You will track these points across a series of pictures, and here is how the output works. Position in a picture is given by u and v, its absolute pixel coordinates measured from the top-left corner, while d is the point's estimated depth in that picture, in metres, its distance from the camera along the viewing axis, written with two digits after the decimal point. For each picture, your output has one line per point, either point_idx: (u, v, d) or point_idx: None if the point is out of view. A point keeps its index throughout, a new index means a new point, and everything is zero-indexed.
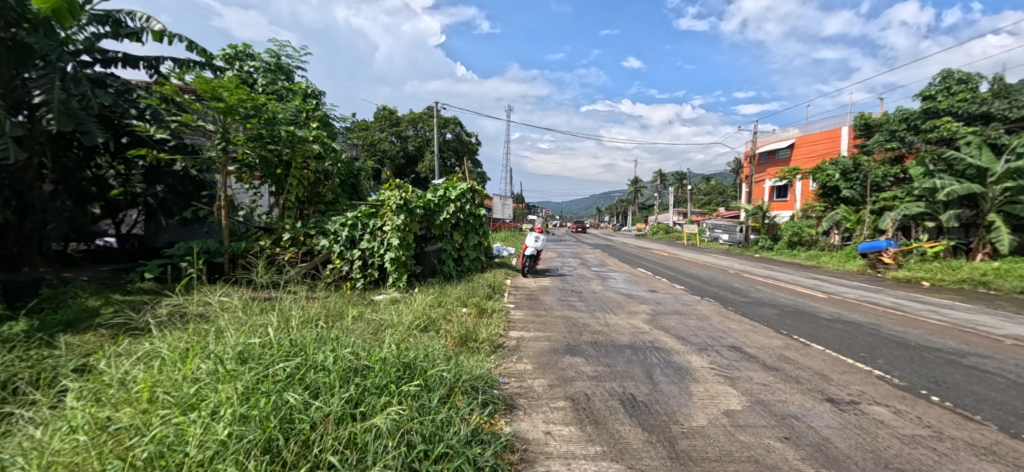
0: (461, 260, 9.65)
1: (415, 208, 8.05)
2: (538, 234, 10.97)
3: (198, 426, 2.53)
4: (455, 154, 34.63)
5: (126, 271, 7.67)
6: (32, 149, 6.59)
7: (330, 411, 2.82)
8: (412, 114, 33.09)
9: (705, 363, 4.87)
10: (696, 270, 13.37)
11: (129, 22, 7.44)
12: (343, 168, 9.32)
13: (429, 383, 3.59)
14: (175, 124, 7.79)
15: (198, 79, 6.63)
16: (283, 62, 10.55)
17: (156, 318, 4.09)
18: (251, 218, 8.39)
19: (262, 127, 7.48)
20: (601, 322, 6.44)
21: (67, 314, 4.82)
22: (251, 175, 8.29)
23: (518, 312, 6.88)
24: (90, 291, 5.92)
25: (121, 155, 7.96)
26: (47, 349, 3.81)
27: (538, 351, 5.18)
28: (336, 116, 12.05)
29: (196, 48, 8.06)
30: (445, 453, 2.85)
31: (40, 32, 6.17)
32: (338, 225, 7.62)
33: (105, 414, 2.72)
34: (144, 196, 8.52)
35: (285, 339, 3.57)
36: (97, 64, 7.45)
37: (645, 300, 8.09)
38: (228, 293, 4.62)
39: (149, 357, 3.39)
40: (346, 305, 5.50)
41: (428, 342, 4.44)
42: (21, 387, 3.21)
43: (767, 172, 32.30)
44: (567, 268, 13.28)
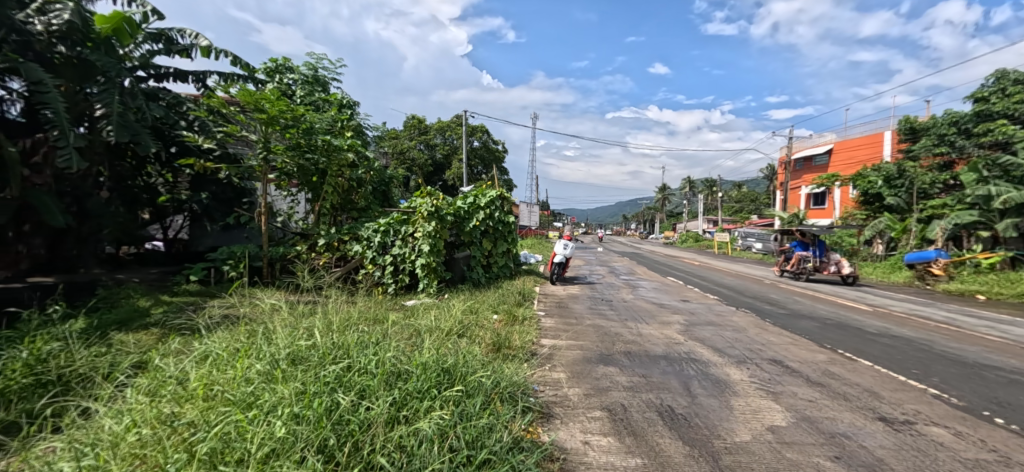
0: (490, 266, 9.76)
1: (446, 215, 8.13)
2: (566, 241, 10.85)
3: (256, 424, 2.74)
4: (482, 163, 35.01)
5: (173, 273, 8.01)
6: (93, 159, 6.86)
7: (377, 414, 3.03)
8: (440, 123, 33.56)
9: (745, 376, 4.68)
10: (727, 280, 13.05)
11: (179, 40, 7.82)
12: (375, 176, 9.52)
13: (469, 388, 3.68)
14: (221, 135, 8.19)
15: (242, 91, 6.81)
16: (319, 73, 10.80)
17: (211, 319, 4.25)
18: (288, 224, 8.76)
19: (300, 136, 7.69)
20: (634, 332, 6.30)
21: (121, 313, 4.92)
22: (289, 183, 8.49)
23: (549, 320, 6.79)
24: (141, 292, 6.16)
25: (171, 165, 8.41)
26: (109, 344, 3.97)
27: (571, 360, 5.10)
28: (370, 125, 12.49)
29: (240, 63, 8.40)
30: (488, 459, 3.01)
31: (101, 51, 6.51)
32: (371, 231, 7.70)
33: (167, 410, 2.90)
34: (189, 203, 8.78)
35: (330, 342, 3.70)
36: (150, 79, 7.85)
37: (677, 310, 7.89)
38: (271, 296, 4.74)
39: (202, 356, 3.53)
40: (383, 310, 5.52)
41: (466, 348, 4.45)
42: (90, 378, 3.35)
43: (804, 179, 31.35)
44: (596, 277, 13.05)
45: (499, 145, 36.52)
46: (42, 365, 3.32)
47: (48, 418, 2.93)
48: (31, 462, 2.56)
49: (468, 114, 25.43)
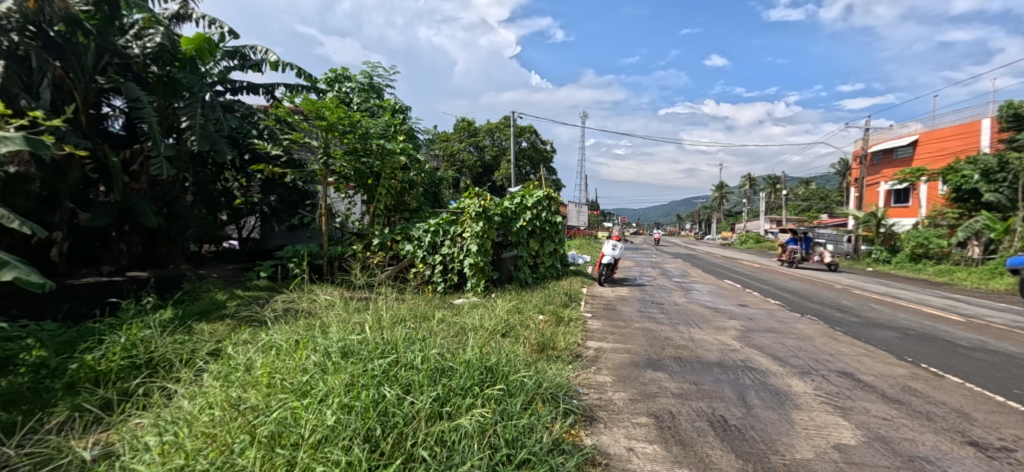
0: (538, 266, 9.78)
1: (494, 215, 8.25)
2: (616, 242, 10.56)
3: (310, 411, 2.96)
4: (531, 163, 34.90)
5: (245, 270, 8.77)
6: (180, 167, 7.57)
7: (420, 409, 3.17)
8: (490, 124, 33.86)
9: (809, 388, 4.34)
10: (790, 284, 12.13)
11: (252, 55, 8.57)
12: (426, 178, 9.81)
13: (510, 388, 3.75)
14: (287, 142, 8.82)
15: (304, 100, 7.26)
16: (374, 81, 11.37)
17: (275, 312, 4.62)
18: (346, 224, 9.15)
19: (356, 141, 7.96)
20: (685, 337, 6.04)
21: (202, 305, 5.39)
22: (347, 185, 8.93)
23: (596, 322, 6.67)
24: (219, 287, 6.67)
25: (244, 170, 9.29)
26: (191, 332, 4.42)
27: (617, 363, 4.98)
28: (421, 129, 12.97)
29: (304, 74, 9.01)
30: (527, 459, 3.04)
31: (187, 68, 7.16)
32: (422, 231, 7.99)
33: (235, 395, 3.22)
34: (260, 205, 9.49)
35: (379, 337, 3.93)
36: (227, 93, 8.64)
37: (734, 315, 7.44)
38: (329, 292, 5.06)
39: (267, 346, 3.87)
40: (431, 307, 5.68)
41: (511, 347, 4.54)
42: (174, 362, 3.76)
43: (882, 174, 28.34)
44: (646, 278, 12.61)
45: (548, 144, 36.21)
46: (134, 350, 3.79)
47: (140, 397, 3.38)
48: (123, 436, 2.97)
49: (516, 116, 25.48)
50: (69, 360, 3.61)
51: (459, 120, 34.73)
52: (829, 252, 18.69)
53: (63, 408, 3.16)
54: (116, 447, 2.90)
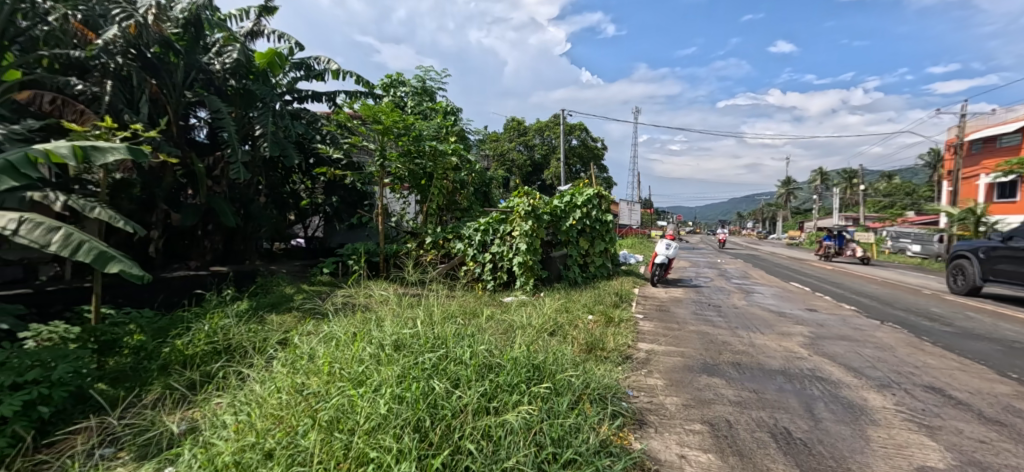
0: (587, 266, 9.48)
1: (543, 214, 8.31)
2: (668, 241, 9.90)
3: (365, 399, 3.13)
4: (581, 161, 34.01)
5: (310, 266, 9.35)
6: (254, 171, 8.24)
7: (468, 403, 3.25)
8: (540, 123, 33.30)
9: (888, 403, 3.93)
10: (868, 287, 11.09)
11: (316, 66, 9.10)
12: (478, 178, 9.95)
13: (558, 387, 3.76)
14: (346, 145, 9.35)
15: (362, 106, 7.61)
16: (427, 85, 12.08)
17: (335, 305, 4.94)
18: (401, 224, 9.53)
19: (411, 143, 8.33)
20: (745, 342, 5.69)
21: (272, 298, 5.81)
22: (402, 186, 9.22)
23: (647, 324, 6.45)
24: (287, 282, 7.01)
25: (309, 173, 9.91)
26: (262, 323, 4.78)
27: (669, 366, 4.80)
28: (471, 129, 13.25)
29: (363, 81, 9.48)
30: (574, 459, 3.02)
31: (261, 81, 7.74)
32: (472, 230, 8.16)
33: (299, 381, 3.48)
34: (323, 206, 10.13)
35: (430, 332, 4.09)
36: (295, 102, 9.25)
37: (800, 321, 6.88)
38: (383, 288, 5.32)
39: (329, 337, 4.16)
40: (481, 304, 5.77)
41: (558, 346, 4.56)
42: (248, 349, 4.14)
43: (981, 165, 25.10)
44: (702, 279, 11.97)
45: (599, 141, 35.30)
46: (217, 337, 4.24)
47: (221, 379, 3.78)
48: (205, 413, 3.33)
49: (566, 114, 24.99)
50: (163, 345, 4.14)
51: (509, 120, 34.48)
52: (863, 247, 20.57)
53: (158, 386, 3.64)
54: (201, 424, 3.24)
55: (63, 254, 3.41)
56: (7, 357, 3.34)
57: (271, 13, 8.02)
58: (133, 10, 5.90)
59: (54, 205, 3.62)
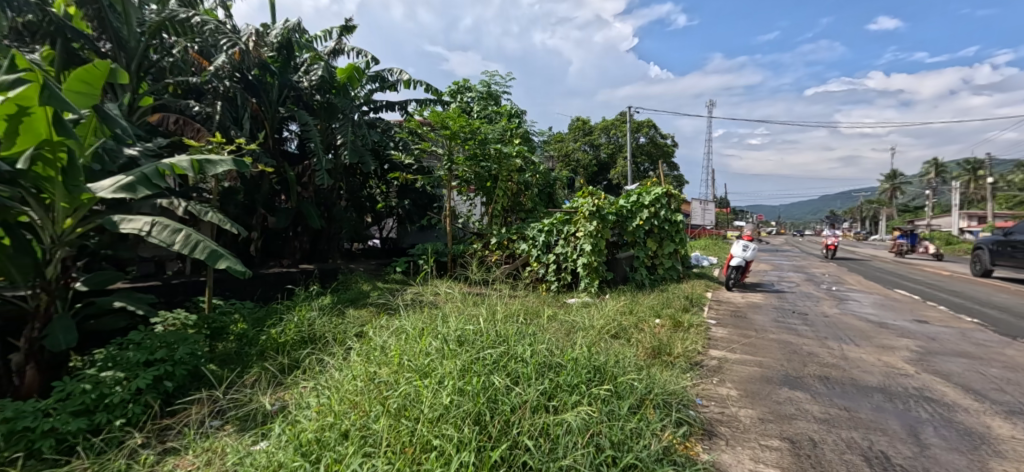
0: (655, 268, 9.00)
1: (609, 214, 8.01)
2: (747, 242, 9.11)
3: (429, 390, 3.28)
4: (650, 159, 31.91)
5: (385, 265, 9.88)
6: (337, 178, 8.82)
7: (527, 399, 3.27)
8: (604, 121, 31.41)
9: (1019, 432, 3.31)
10: (998, 296, 9.46)
11: (389, 77, 9.62)
12: (541, 179, 9.92)
13: (619, 390, 3.65)
14: (417, 151, 10.00)
15: (431, 112, 7.89)
16: (492, 89, 12.25)
17: (406, 302, 5.30)
18: (467, 225, 9.72)
19: (476, 147, 8.48)
20: (836, 354, 5.12)
21: (351, 294, 6.26)
22: (468, 189, 9.41)
23: (721, 330, 6.02)
24: (364, 280, 7.48)
25: (384, 178, 10.50)
26: (342, 317, 5.21)
27: (744, 377, 4.51)
28: (535, 131, 13.28)
29: (432, 89, 9.87)
30: (634, 464, 2.91)
31: (342, 94, 8.26)
32: (536, 231, 8.17)
33: (372, 369, 3.73)
34: (396, 208, 10.61)
35: (492, 330, 4.19)
36: (371, 112, 9.83)
37: (907, 333, 6.00)
38: (450, 286, 5.61)
39: (399, 331, 4.43)
40: (544, 304, 5.77)
41: (620, 349, 4.46)
42: (329, 340, 4.55)
43: None
44: (786, 284, 10.80)
45: (668, 139, 33.02)
46: (308, 329, 4.73)
47: (307, 364, 4.21)
48: (293, 394, 3.70)
49: (629, 112, 23.66)
50: (261, 333, 4.71)
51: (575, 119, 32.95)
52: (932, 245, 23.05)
53: (256, 369, 4.12)
54: (290, 404, 3.60)
55: (184, 252, 3.98)
56: (142, 338, 4.01)
57: (351, 31, 8.65)
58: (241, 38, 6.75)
59: (176, 210, 4.27)
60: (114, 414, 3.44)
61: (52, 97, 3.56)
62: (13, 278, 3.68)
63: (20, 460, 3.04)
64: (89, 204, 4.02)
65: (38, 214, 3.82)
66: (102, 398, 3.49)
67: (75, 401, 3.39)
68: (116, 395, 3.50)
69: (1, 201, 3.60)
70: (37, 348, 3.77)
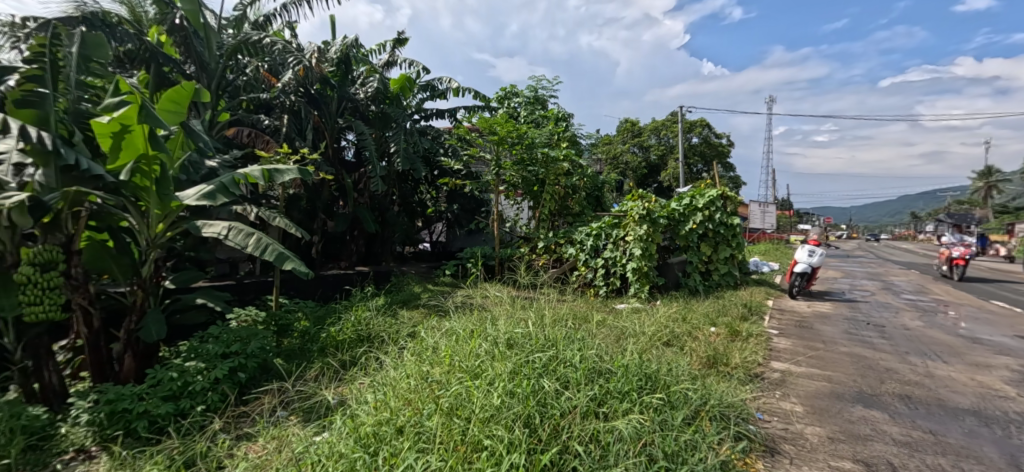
0: (710, 274, 8.55)
1: (660, 218, 7.74)
2: (811, 247, 8.49)
3: (480, 391, 3.33)
4: (702, 160, 30.38)
5: (435, 268, 10.13)
6: (390, 184, 9.25)
7: (576, 404, 3.23)
8: (654, 122, 30.08)
9: None
10: None
11: (439, 85, 9.89)
12: (589, 182, 9.78)
13: (672, 399, 3.50)
14: (466, 157, 10.01)
15: (479, 119, 8.03)
16: (539, 94, 12.28)
17: (456, 305, 5.46)
18: (514, 229, 9.64)
19: (524, 152, 8.53)
20: (919, 371, 4.65)
21: (404, 295, 6.50)
22: (515, 193, 9.44)
23: (784, 340, 5.65)
24: (415, 282, 7.73)
25: (434, 183, 10.85)
26: (395, 317, 5.43)
27: (811, 392, 4.19)
28: (583, 134, 13.17)
29: (480, 96, 10.04)
30: None
31: (394, 104, 8.65)
32: (585, 235, 8.06)
33: (425, 369, 3.85)
34: (446, 212, 10.82)
35: (542, 334, 4.19)
36: (421, 120, 10.15)
37: (1005, 350, 5.33)
38: (499, 289, 5.70)
39: (450, 332, 4.55)
40: (592, 310, 5.67)
41: (672, 357, 4.31)
42: (384, 339, 4.76)
43: None
44: (858, 292, 9.93)
45: (723, 138, 31.19)
46: (367, 328, 4.99)
47: (363, 361, 4.43)
48: (351, 390, 3.89)
49: (679, 111, 22.60)
50: (321, 330, 5.02)
51: (625, 120, 31.85)
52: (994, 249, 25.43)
53: (318, 365, 4.39)
54: (348, 399, 3.78)
55: (256, 254, 4.32)
56: (220, 332, 4.41)
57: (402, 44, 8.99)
58: (302, 56, 7.19)
59: (249, 216, 4.65)
60: (196, 400, 3.78)
61: (149, 115, 4.09)
62: (115, 276, 4.20)
63: (120, 437, 3.44)
64: (177, 211, 4.47)
65: (136, 219, 4.30)
66: (186, 386, 3.86)
67: (164, 387, 3.76)
68: (197, 383, 3.85)
69: (107, 209, 4.11)
70: (134, 338, 4.25)
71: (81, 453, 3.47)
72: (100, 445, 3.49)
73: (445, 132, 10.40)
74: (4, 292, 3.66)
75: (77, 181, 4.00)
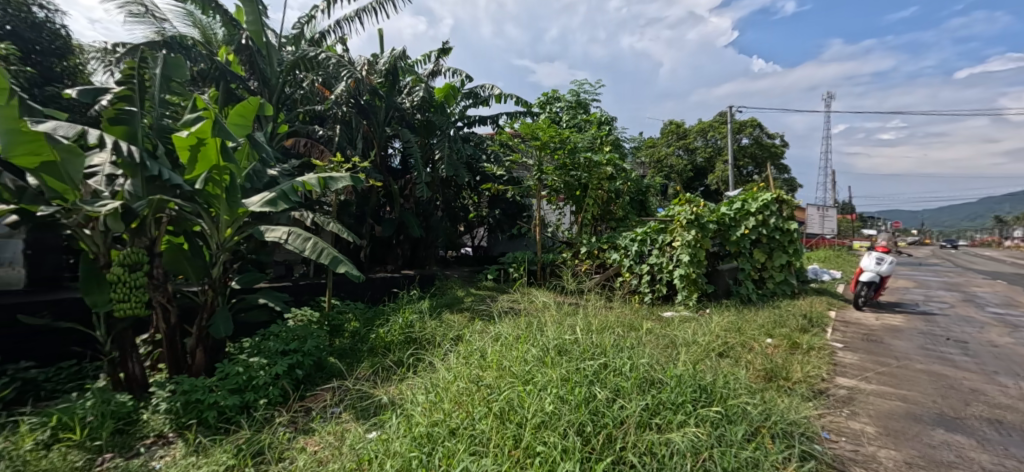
0: (764, 282, 8.13)
1: (709, 222, 7.47)
2: (880, 255, 7.92)
3: (532, 397, 3.34)
4: (753, 162, 28.88)
5: (477, 272, 10.27)
6: (435, 190, 9.47)
7: (630, 414, 3.16)
8: (700, 123, 28.76)
9: None
10: None
11: (482, 92, 10.03)
12: (633, 186, 9.57)
13: (730, 413, 3.34)
14: (508, 164, 10.11)
15: (522, 124, 8.08)
16: (582, 98, 12.21)
17: (503, 311, 5.51)
18: (556, 234, 9.62)
19: (566, 156, 8.52)
20: (1010, 393, 4.17)
21: (448, 299, 6.62)
22: (557, 198, 9.42)
23: (849, 354, 5.24)
24: (458, 286, 7.84)
25: (477, 189, 10.76)
26: (440, 321, 5.55)
27: (882, 411, 3.86)
28: (626, 138, 12.96)
29: (522, 101, 10.07)
30: None
31: (439, 112, 8.91)
32: (629, 240, 7.85)
33: (475, 372, 3.90)
34: (487, 218, 11.00)
35: (592, 341, 4.14)
36: (465, 127, 10.34)
37: None
38: (545, 295, 5.70)
39: (496, 337, 4.58)
40: (640, 318, 5.49)
41: (728, 368, 4.12)
42: (436, 342, 4.88)
43: None
44: (933, 303, 9.08)
45: (777, 138, 29.31)
46: (416, 330, 5.14)
47: (413, 362, 4.56)
48: (401, 390, 4.02)
49: (728, 111, 21.61)
50: (371, 331, 5.24)
51: (669, 122, 30.64)
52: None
53: (369, 366, 4.56)
54: (399, 400, 3.90)
55: (313, 258, 4.56)
56: (281, 331, 4.70)
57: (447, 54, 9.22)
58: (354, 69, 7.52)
59: (306, 222, 4.91)
60: (259, 394, 4.03)
61: (219, 128, 4.50)
62: (189, 277, 4.55)
63: (194, 425, 3.72)
64: (243, 216, 4.82)
65: (209, 225, 4.60)
66: (250, 381, 4.10)
67: (231, 380, 4.02)
68: (260, 378, 4.10)
69: (184, 215, 4.43)
70: (205, 334, 4.61)
71: (160, 438, 3.78)
72: (176, 431, 3.79)
73: (488, 139, 10.53)
74: (100, 289, 4.13)
75: (160, 190, 4.39)
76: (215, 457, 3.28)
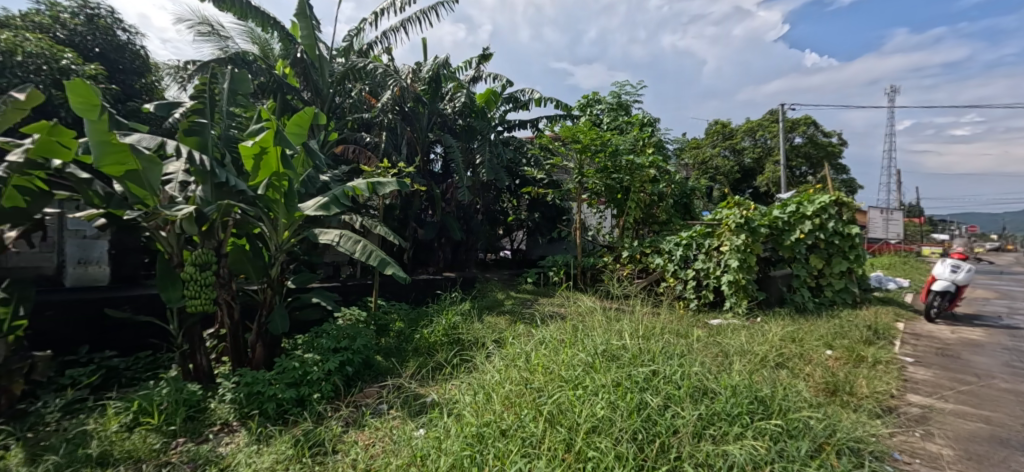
0: (821, 290, 7.63)
1: (760, 226, 7.09)
2: (958, 263, 7.26)
3: (583, 401, 3.31)
4: (807, 162, 27.09)
5: (517, 275, 10.31)
6: (477, 194, 9.58)
7: (687, 423, 3.06)
8: (750, 122, 27.54)
9: None
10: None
11: (522, 96, 10.06)
12: (677, 188, 9.29)
13: (791, 428, 3.16)
14: (549, 167, 10.08)
15: (563, 127, 8.03)
16: (623, 100, 12.00)
17: (547, 315, 5.50)
18: (597, 237, 9.50)
19: (607, 159, 8.42)
20: None
21: (487, 301, 6.69)
22: (599, 201, 9.30)
23: (921, 370, 4.80)
24: (499, 289, 7.90)
25: (518, 192, 10.86)
26: (480, 322, 5.62)
27: (960, 433, 3.51)
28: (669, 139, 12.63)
29: (562, 104, 10.03)
30: None
31: (480, 117, 9.05)
32: (673, 245, 7.61)
33: (523, 375, 3.89)
34: (527, 221, 11.00)
35: (640, 348, 4.03)
36: (505, 131, 10.41)
37: None
38: (591, 298, 5.62)
39: (540, 341, 4.57)
40: (687, 326, 5.25)
41: (787, 380, 3.89)
42: (487, 343, 4.92)
43: None
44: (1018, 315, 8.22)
45: (834, 137, 27.39)
46: (462, 331, 5.24)
47: (461, 363, 4.64)
48: (445, 390, 4.11)
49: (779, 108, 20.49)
50: (415, 331, 5.38)
51: (715, 124, 29.34)
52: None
53: (413, 366, 4.68)
54: (443, 400, 3.97)
55: (362, 260, 4.75)
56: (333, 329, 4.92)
57: (488, 59, 9.34)
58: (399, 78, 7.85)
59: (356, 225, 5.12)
60: (313, 388, 4.24)
61: (281, 137, 4.75)
62: (250, 276, 4.85)
63: (255, 415, 3.97)
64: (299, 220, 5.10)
65: (268, 227, 4.91)
66: (305, 376, 4.33)
67: (288, 374, 4.26)
68: (314, 373, 4.31)
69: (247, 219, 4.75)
70: (264, 330, 4.91)
71: (225, 426, 4.05)
72: (239, 420, 4.06)
73: (528, 143, 10.55)
74: (173, 285, 4.44)
75: (227, 195, 4.72)
76: (274, 446, 3.48)
